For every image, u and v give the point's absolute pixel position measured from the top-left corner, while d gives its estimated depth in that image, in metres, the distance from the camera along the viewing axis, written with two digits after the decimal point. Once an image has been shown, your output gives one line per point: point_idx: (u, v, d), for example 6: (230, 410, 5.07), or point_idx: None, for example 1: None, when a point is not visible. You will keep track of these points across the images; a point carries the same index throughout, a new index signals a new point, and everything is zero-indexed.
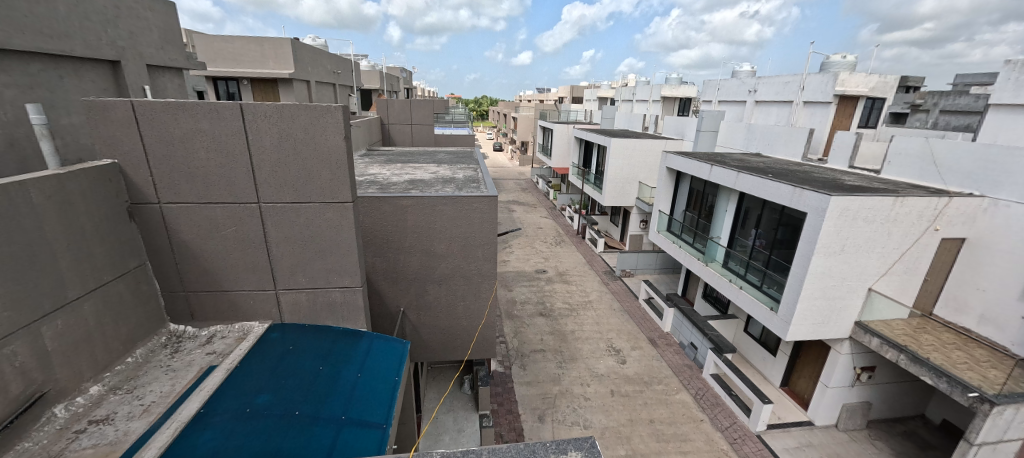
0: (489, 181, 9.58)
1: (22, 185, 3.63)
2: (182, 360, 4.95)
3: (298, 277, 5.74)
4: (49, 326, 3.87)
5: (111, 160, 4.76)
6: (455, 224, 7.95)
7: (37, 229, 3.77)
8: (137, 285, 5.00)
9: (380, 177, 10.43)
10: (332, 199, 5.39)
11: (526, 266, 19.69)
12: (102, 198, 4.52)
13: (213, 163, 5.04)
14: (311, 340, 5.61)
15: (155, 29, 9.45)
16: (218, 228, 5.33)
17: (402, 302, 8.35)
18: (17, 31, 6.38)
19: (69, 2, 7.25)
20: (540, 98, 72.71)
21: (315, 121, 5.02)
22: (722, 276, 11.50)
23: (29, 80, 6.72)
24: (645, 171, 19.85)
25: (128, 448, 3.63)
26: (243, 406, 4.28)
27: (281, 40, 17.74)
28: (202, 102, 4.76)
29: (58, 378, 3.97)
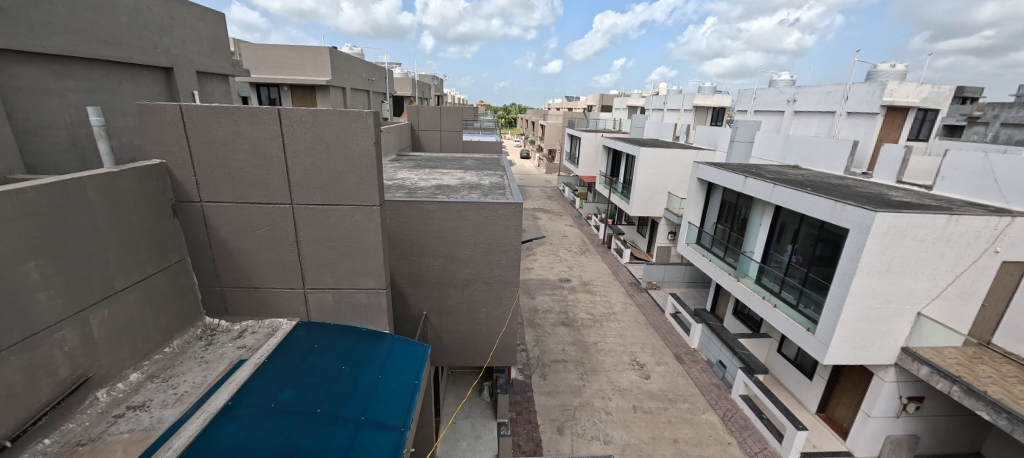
0: (515, 188, 9.58)
1: (79, 181, 3.91)
2: (215, 353, 5.16)
3: (325, 277, 5.88)
4: (96, 314, 4.11)
5: (160, 160, 5.05)
6: (479, 230, 7.99)
7: (90, 223, 4.03)
8: (177, 280, 5.25)
9: (408, 181, 10.61)
10: (360, 202, 5.51)
11: (549, 275, 19.52)
12: (148, 196, 4.79)
13: (250, 165, 5.26)
14: (335, 339, 5.72)
15: (205, 38, 10.04)
16: (252, 227, 5.55)
17: (425, 306, 8.44)
18: (84, 41, 6.94)
19: (130, 13, 7.83)
20: (569, 106, 72.55)
21: (347, 126, 5.17)
22: (754, 293, 11.03)
23: (92, 85, 7.26)
24: (674, 181, 19.39)
25: (161, 435, 3.79)
26: (268, 401, 4.39)
27: (320, 48, 18.49)
28: (242, 107, 4.98)
29: (103, 364, 4.21)
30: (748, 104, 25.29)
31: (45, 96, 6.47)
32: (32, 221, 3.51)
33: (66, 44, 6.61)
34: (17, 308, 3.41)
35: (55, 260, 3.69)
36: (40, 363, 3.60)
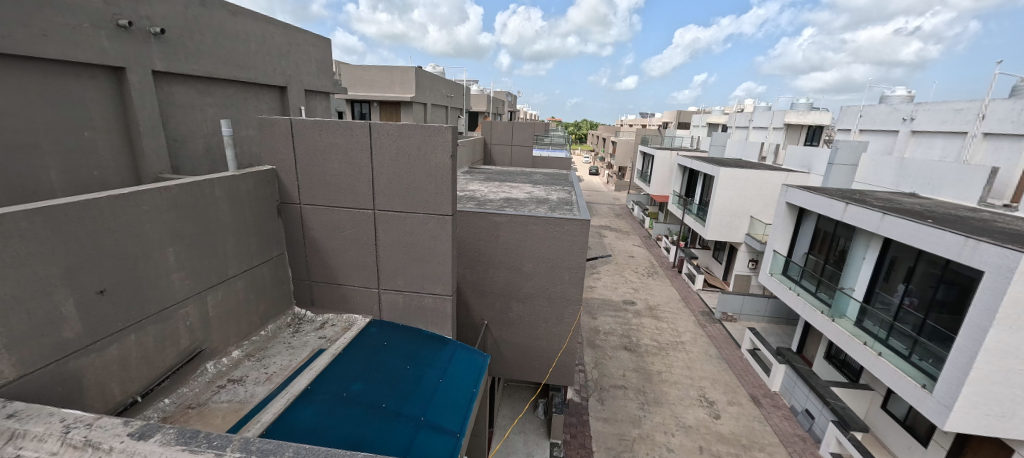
0: (582, 204, 9.47)
1: (211, 182, 4.63)
2: (300, 339, 5.72)
3: (398, 279, 6.27)
4: (212, 295, 4.78)
5: (271, 167, 5.81)
6: (544, 245, 8.00)
7: (216, 218, 4.74)
8: (275, 272, 5.93)
9: (478, 193, 11.00)
10: (435, 211, 5.82)
11: (613, 296, 18.87)
12: (260, 196, 5.52)
13: (342, 173, 5.82)
14: (402, 339, 6.04)
15: (314, 61, 11.40)
16: (339, 228, 6.09)
17: (486, 316, 8.60)
18: (223, 64, 8.26)
19: (258, 41, 9.16)
20: (643, 122, 70.48)
21: (428, 139, 5.51)
22: (854, 337, 9.67)
23: (225, 102, 8.59)
24: (758, 204, 17.85)
25: (252, 408, 4.28)
26: (341, 390, 4.76)
27: (407, 68, 20.08)
28: (340, 121, 5.56)
29: (214, 339, 4.87)
30: (852, 122, 22.62)
31: (191, 110, 7.77)
32: (174, 213, 4.22)
33: (209, 68, 7.91)
34: (156, 285, 4.08)
35: (187, 247, 4.38)
36: (168, 333, 4.26)
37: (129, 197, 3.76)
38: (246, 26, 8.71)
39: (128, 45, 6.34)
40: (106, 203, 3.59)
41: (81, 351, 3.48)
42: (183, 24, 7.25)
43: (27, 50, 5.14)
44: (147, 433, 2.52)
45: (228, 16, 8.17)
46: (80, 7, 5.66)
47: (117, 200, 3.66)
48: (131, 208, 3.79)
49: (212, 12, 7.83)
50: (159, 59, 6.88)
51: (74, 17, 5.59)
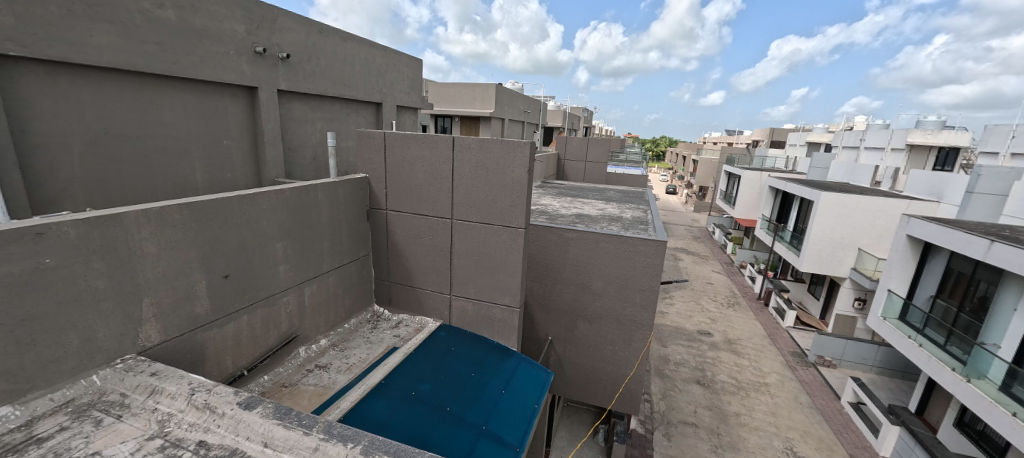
0: (658, 224, 9.05)
1: (315, 186, 5.22)
2: (377, 336, 6.15)
3: (468, 287, 6.48)
4: (308, 287, 5.35)
5: (364, 175, 6.39)
6: (616, 264, 7.75)
7: (317, 218, 5.33)
8: (360, 270, 6.47)
9: (549, 208, 11.03)
10: (508, 224, 5.96)
11: (687, 324, 17.59)
12: (353, 201, 6.09)
13: (426, 184, 6.21)
14: (470, 346, 6.20)
15: (406, 79, 12.40)
16: (419, 235, 6.47)
17: (551, 332, 8.50)
18: (332, 84, 9.33)
19: (362, 62, 10.21)
20: (730, 140, 65.71)
21: (507, 154, 5.69)
22: (998, 404, 7.93)
23: (331, 117, 9.67)
24: (869, 236, 15.59)
25: (333, 395, 4.67)
26: (410, 389, 5.00)
27: (488, 85, 20.99)
28: (427, 135, 5.97)
29: (307, 327, 5.43)
30: (1001, 144, 18.95)
31: (304, 124, 8.87)
32: (285, 212, 4.82)
33: (321, 87, 8.98)
34: (266, 275, 4.68)
35: (292, 242, 4.97)
36: (272, 318, 4.84)
37: (253, 197, 4.38)
38: (353, 50, 9.79)
39: (261, 69, 7.46)
40: (236, 201, 4.21)
41: (207, 325, 4.09)
42: (304, 49, 8.36)
43: (189, 74, 6.29)
44: (251, 404, 2.85)
45: (339, 41, 9.26)
46: (229, 37, 6.80)
47: (244, 200, 4.28)
48: (253, 206, 4.40)
49: (327, 38, 8.92)
50: (284, 79, 7.99)
51: (224, 46, 6.73)
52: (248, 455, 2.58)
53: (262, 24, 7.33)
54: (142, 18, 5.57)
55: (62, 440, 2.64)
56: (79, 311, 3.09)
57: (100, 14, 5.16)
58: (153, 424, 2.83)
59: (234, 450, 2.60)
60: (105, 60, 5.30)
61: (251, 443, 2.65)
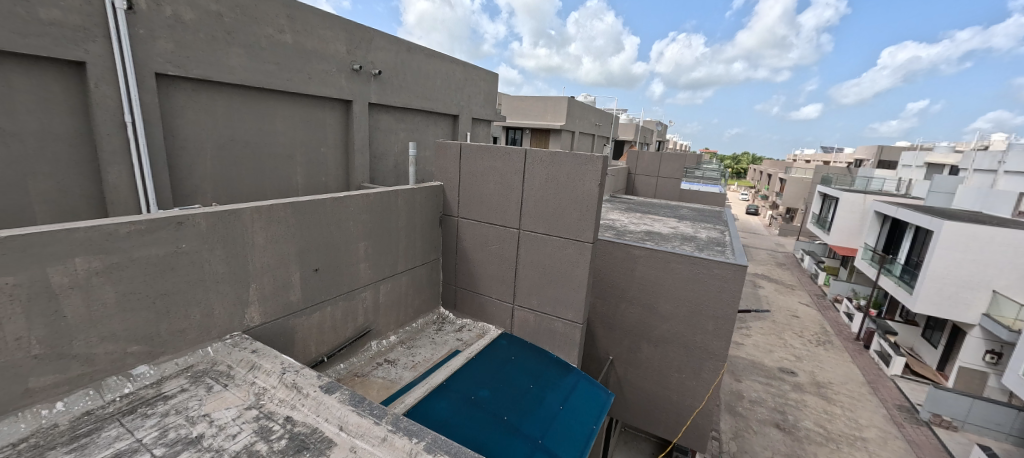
0: (738, 247, 8.38)
1: (395, 192, 5.62)
2: (441, 338, 6.40)
3: (532, 298, 6.50)
4: (383, 286, 5.73)
5: (439, 183, 6.74)
6: (688, 288, 7.31)
7: (395, 222, 5.71)
8: (430, 273, 6.80)
9: (617, 223, 10.73)
10: (576, 237, 5.91)
11: (766, 360, 15.94)
12: (428, 208, 6.45)
13: (496, 194, 6.39)
14: (529, 357, 6.20)
15: (482, 93, 12.91)
16: (486, 243, 6.65)
17: (612, 352, 8.20)
18: (415, 97, 10.00)
19: (443, 77, 10.84)
20: (826, 159, 59.04)
21: (578, 168, 5.67)
22: None
23: (413, 128, 10.36)
24: (1008, 276, 13.03)
25: (399, 389, 4.94)
26: (470, 393, 5.11)
27: (560, 98, 21.12)
28: (501, 147, 6.16)
29: (379, 323, 5.81)
30: None
31: (389, 134, 9.61)
32: (368, 215, 5.23)
33: (406, 100, 9.69)
34: (349, 271, 5.11)
35: (373, 243, 5.38)
36: (350, 311, 5.26)
37: (343, 200, 4.83)
38: (435, 66, 10.45)
39: (356, 84, 8.24)
40: (329, 202, 4.68)
41: (298, 312, 4.55)
42: (394, 66, 9.10)
43: (299, 89, 7.13)
44: (331, 388, 3.13)
45: (424, 58, 9.96)
46: (333, 57, 7.62)
47: (335, 202, 4.74)
48: (343, 207, 4.85)
49: (414, 56, 9.64)
50: (375, 93, 8.74)
51: (328, 64, 7.56)
52: (326, 436, 2.80)
53: (360, 44, 8.13)
54: (265, 41, 6.46)
55: (182, 399, 3.05)
56: (202, 290, 3.61)
57: (235, 38, 6.08)
58: (250, 395, 3.17)
59: (315, 429, 2.84)
60: (236, 78, 6.20)
61: (329, 425, 2.89)
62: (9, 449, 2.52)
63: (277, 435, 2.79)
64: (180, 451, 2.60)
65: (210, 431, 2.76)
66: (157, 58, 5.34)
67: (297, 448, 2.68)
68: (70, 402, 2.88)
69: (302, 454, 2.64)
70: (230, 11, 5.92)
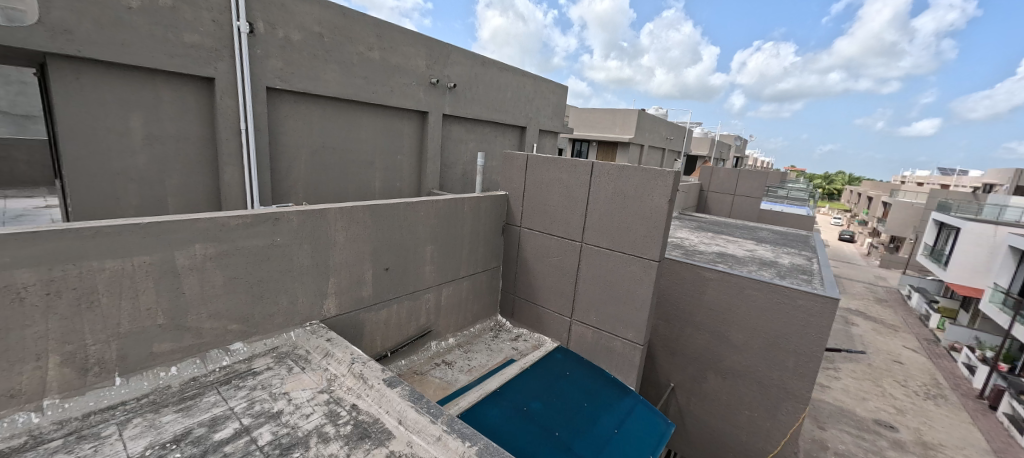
0: (828, 277, 7.52)
1: (462, 199, 5.83)
2: (497, 345, 6.48)
3: (590, 314, 6.34)
4: (445, 289, 5.94)
5: (504, 193, 6.89)
6: (766, 318, 6.68)
7: (460, 228, 5.92)
8: (490, 281, 6.95)
9: (686, 242, 10.15)
10: (641, 255, 5.69)
11: (857, 408, 13.98)
12: (492, 216, 6.62)
13: (560, 205, 6.37)
14: (585, 374, 6.05)
15: (551, 105, 13.00)
16: (547, 254, 6.63)
17: (674, 379, 7.71)
18: (486, 109, 10.34)
19: (514, 90, 11.10)
20: (945, 182, 51.02)
21: (647, 182, 5.48)
22: None
23: (482, 138, 10.72)
24: None
25: (454, 392, 5.09)
26: (523, 404, 5.11)
27: (630, 111, 20.62)
28: (568, 159, 6.15)
29: (440, 324, 6.03)
30: None
31: (459, 144, 10.03)
32: (436, 220, 5.49)
33: (477, 112, 10.06)
34: (415, 273, 5.38)
35: (438, 247, 5.62)
36: (414, 311, 5.52)
37: (415, 205, 5.13)
38: (507, 79, 10.75)
39: (433, 97, 8.74)
40: (402, 207, 4.99)
41: (368, 307, 4.88)
42: (468, 79, 9.53)
43: (382, 101, 7.74)
44: (393, 383, 3.31)
45: (497, 72, 10.31)
46: (413, 71, 8.18)
47: (408, 206, 5.05)
48: (414, 212, 5.15)
49: (488, 69, 10.02)
50: (449, 105, 9.20)
51: (409, 78, 8.12)
52: (386, 427, 2.95)
53: (439, 59, 8.63)
54: (357, 58, 7.12)
55: (267, 377, 3.39)
56: (290, 279, 4.02)
57: (332, 56, 6.77)
58: (324, 381, 3.44)
59: (377, 420, 3.01)
60: (330, 91, 6.88)
61: (389, 417, 3.04)
62: (134, 402, 2.96)
63: (344, 419, 2.99)
64: (263, 423, 2.88)
65: (289, 409, 3.03)
66: (268, 74, 6.10)
67: (360, 435, 2.86)
68: (182, 368, 3.33)
69: (365, 441, 2.80)
70: (329, 32, 6.63)
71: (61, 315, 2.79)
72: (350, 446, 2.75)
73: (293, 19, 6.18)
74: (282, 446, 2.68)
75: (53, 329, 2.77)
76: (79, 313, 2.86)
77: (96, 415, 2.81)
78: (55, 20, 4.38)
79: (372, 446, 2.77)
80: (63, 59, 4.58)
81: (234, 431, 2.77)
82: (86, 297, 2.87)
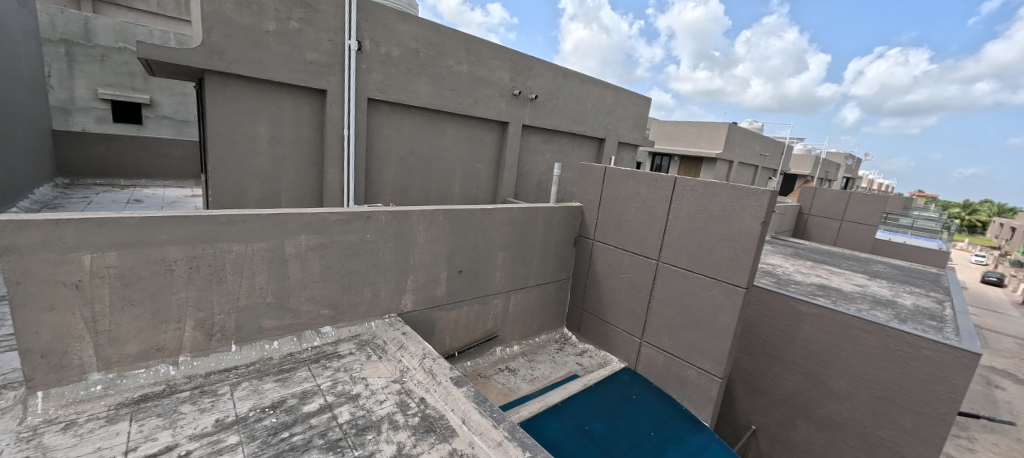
0: (966, 327, 6.26)
1: (536, 209, 5.89)
2: (561, 358, 6.40)
3: (663, 338, 5.96)
4: (512, 296, 6.01)
5: (579, 205, 6.83)
6: (877, 366, 5.75)
7: (532, 237, 5.98)
8: (559, 292, 6.89)
9: (779, 270, 9.14)
10: (725, 279, 5.24)
11: None
12: (565, 227, 6.59)
13: (636, 221, 6.14)
14: (653, 401, 5.72)
15: (633, 117, 12.61)
16: (620, 270, 6.41)
17: (756, 421, 6.95)
18: (565, 120, 10.35)
19: (594, 101, 10.99)
20: None
21: (737, 201, 5.07)
22: None
23: (559, 149, 10.73)
24: None
25: (515, 399, 5.17)
26: (584, 423, 5.01)
27: (719, 124, 19.25)
28: (648, 173, 5.92)
29: (506, 331, 6.12)
30: None
31: (536, 154, 10.14)
32: (509, 227, 5.59)
33: (556, 123, 10.12)
34: (486, 278, 5.53)
35: (510, 254, 5.73)
36: (482, 315, 5.66)
37: (491, 212, 5.29)
38: (588, 90, 10.68)
39: (514, 107, 8.98)
40: (479, 213, 5.17)
41: (440, 307, 5.11)
42: (549, 91, 9.65)
43: (467, 111, 8.13)
44: (459, 382, 3.42)
45: (578, 83, 10.31)
46: (497, 83, 8.50)
47: (484, 213, 5.22)
48: (489, 219, 5.30)
49: (569, 81, 10.07)
50: (529, 115, 9.38)
51: (493, 90, 8.45)
52: (450, 424, 3.06)
53: (522, 72, 8.88)
54: (447, 71, 7.60)
55: (349, 361, 3.69)
56: (375, 273, 4.36)
57: (425, 70, 7.31)
58: (397, 371, 3.65)
59: (442, 416, 3.13)
60: (421, 102, 7.40)
61: (454, 415, 3.14)
62: (243, 368, 3.41)
63: (412, 411, 3.15)
64: (344, 402, 3.14)
65: (365, 393, 3.27)
66: (370, 86, 6.75)
67: (427, 428, 2.99)
68: (281, 343, 3.77)
69: (430, 435, 2.92)
70: (424, 48, 7.18)
71: (198, 286, 3.32)
72: (416, 437, 2.89)
73: (394, 37, 6.80)
74: (357, 427, 2.90)
75: (190, 297, 3.30)
76: (210, 286, 3.38)
77: (214, 375, 3.29)
78: (212, 43, 5.29)
79: (436, 441, 2.88)
80: (215, 74, 5.51)
81: (319, 406, 3.06)
82: (216, 274, 3.38)
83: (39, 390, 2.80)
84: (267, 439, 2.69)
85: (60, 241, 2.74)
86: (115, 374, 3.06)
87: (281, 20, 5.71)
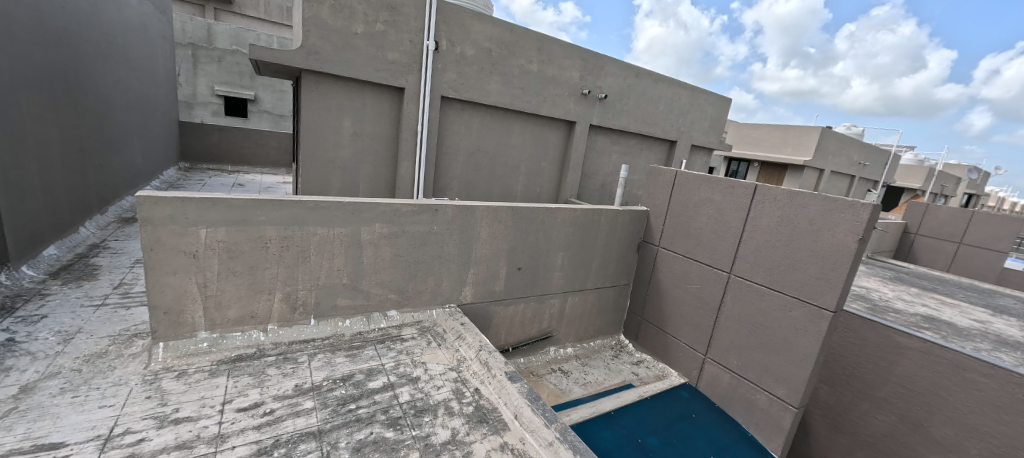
0: None
1: (599, 210, 5.76)
2: (616, 365, 6.22)
3: (731, 357, 5.55)
4: (569, 297, 5.94)
5: (645, 209, 6.58)
6: (997, 418, 4.86)
7: (593, 240, 5.86)
8: (618, 297, 6.70)
9: (875, 295, 8.08)
10: (810, 300, 4.75)
11: None
12: (628, 231, 6.40)
13: (708, 229, 5.77)
14: (714, 423, 5.37)
15: (710, 119, 11.84)
16: (685, 280, 6.07)
17: None
18: (635, 120, 9.99)
19: (668, 100, 10.47)
20: None
21: (830, 214, 4.56)
22: None
23: (626, 151, 10.38)
24: None
25: (566, 401, 5.16)
26: (637, 435, 4.87)
27: (809, 128, 17.46)
28: (725, 178, 5.54)
29: (561, 332, 6.09)
30: None
31: (602, 155, 9.91)
32: (570, 228, 5.53)
33: (626, 123, 9.81)
34: (544, 277, 5.53)
35: (571, 254, 5.67)
36: (538, 313, 5.68)
37: (553, 211, 5.27)
38: (661, 89, 10.21)
39: (582, 106, 8.85)
40: (541, 212, 5.17)
41: (498, 301, 5.20)
42: (620, 90, 9.38)
43: (535, 110, 8.16)
44: (513, 378, 3.45)
45: (651, 82, 9.91)
46: (567, 82, 8.44)
47: (547, 212, 5.21)
48: (552, 218, 5.28)
49: (641, 80, 9.72)
50: (597, 115, 9.19)
51: (562, 90, 8.40)
52: (502, 418, 3.11)
53: (592, 71, 8.73)
54: (518, 70, 7.69)
55: (410, 345, 3.88)
56: (440, 264, 4.55)
57: (497, 69, 7.46)
58: (454, 359, 3.78)
59: (494, 409, 3.20)
60: (491, 100, 7.57)
61: (506, 409, 3.20)
62: (320, 341, 3.73)
63: (467, 400, 3.25)
64: (405, 383, 3.32)
65: (424, 377, 3.43)
66: (444, 85, 7.04)
67: (480, 418, 3.07)
68: (353, 322, 4.07)
69: (482, 425, 3.00)
70: (497, 47, 7.33)
71: (288, 263, 3.70)
72: (469, 426, 2.97)
73: (469, 37, 7.03)
74: (416, 408, 3.05)
75: (281, 272, 3.69)
76: (298, 264, 3.74)
77: (296, 344, 3.63)
78: (310, 45, 5.83)
79: (489, 432, 2.95)
80: (311, 73, 6.08)
81: (382, 384, 3.26)
82: (303, 254, 3.74)
83: (160, 341, 3.30)
84: (337, 408, 2.92)
85: (184, 216, 3.19)
86: (218, 334, 3.51)
87: (369, 22, 6.15)
